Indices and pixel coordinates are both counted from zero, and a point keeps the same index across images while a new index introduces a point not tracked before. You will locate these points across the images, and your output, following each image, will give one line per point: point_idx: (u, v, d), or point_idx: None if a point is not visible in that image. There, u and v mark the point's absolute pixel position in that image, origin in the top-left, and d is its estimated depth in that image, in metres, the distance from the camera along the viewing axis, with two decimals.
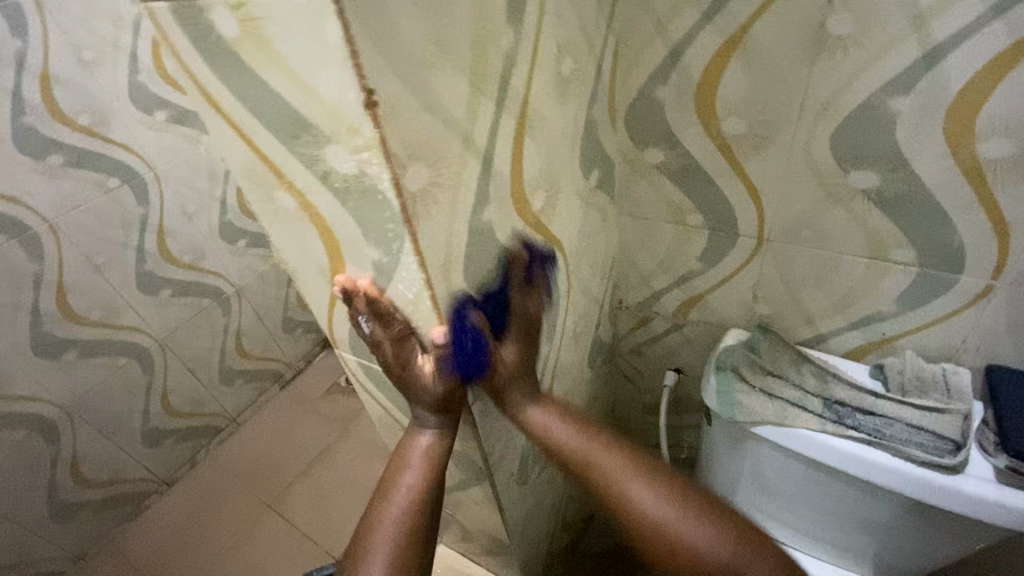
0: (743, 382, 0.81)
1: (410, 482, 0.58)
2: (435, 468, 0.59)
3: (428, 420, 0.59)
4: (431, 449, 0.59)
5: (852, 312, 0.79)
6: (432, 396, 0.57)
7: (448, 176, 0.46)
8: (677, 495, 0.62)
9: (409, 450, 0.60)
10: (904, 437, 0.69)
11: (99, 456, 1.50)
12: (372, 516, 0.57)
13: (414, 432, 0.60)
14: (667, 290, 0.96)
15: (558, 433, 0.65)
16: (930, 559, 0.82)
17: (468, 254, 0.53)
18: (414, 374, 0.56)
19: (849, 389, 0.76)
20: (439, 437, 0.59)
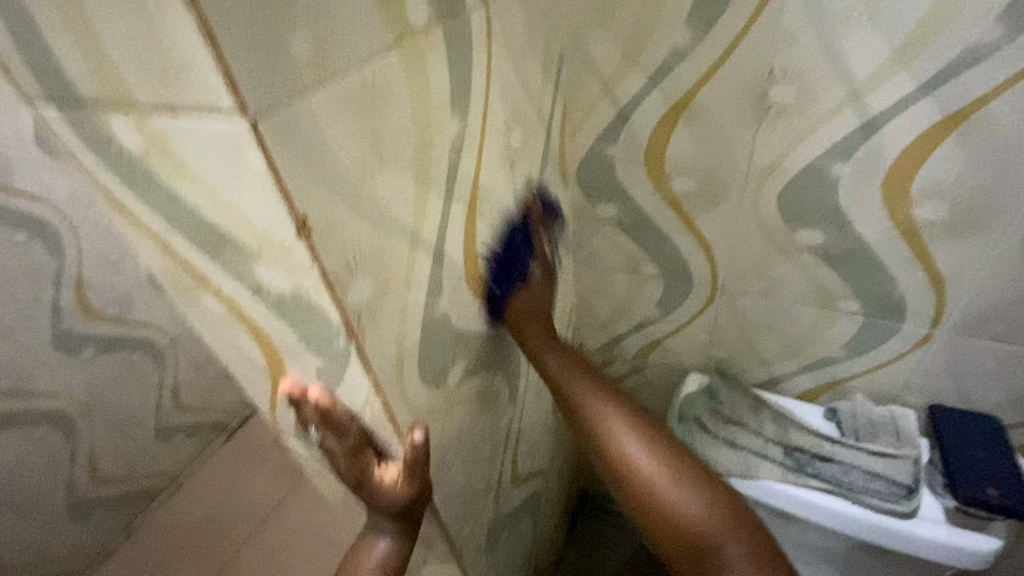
0: (705, 432, 0.81)
1: None
2: None
3: (385, 527, 0.55)
4: (386, 558, 0.55)
5: (803, 356, 0.81)
6: (390, 504, 0.52)
7: (395, 281, 0.43)
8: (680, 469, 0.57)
9: (364, 555, 0.56)
10: (860, 484, 0.71)
11: (14, 539, 1.34)
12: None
13: (370, 536, 0.56)
14: (626, 335, 0.96)
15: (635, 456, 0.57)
16: None
17: (421, 350, 0.49)
18: (370, 482, 0.52)
19: (807, 435, 0.77)
20: (397, 544, 0.55)
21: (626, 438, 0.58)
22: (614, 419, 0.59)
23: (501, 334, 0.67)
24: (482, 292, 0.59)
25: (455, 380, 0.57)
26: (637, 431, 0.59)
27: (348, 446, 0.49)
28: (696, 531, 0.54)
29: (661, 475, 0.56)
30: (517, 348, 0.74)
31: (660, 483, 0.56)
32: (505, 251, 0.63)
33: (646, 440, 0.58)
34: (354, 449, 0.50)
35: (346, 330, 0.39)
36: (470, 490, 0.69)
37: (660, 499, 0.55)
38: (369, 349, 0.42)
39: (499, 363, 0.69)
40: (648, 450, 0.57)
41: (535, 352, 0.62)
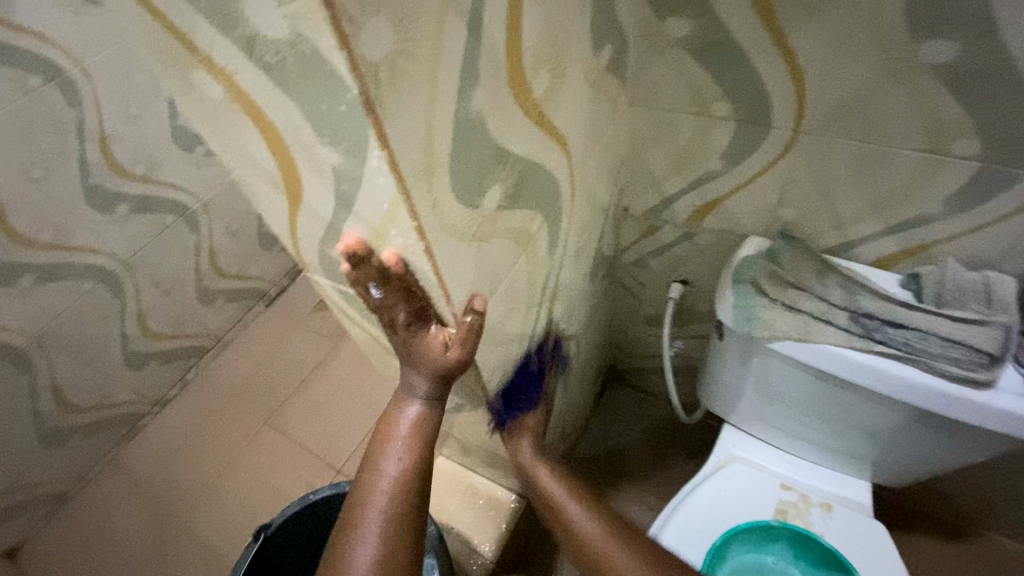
0: (761, 295, 0.74)
1: (398, 453, 0.58)
2: (424, 436, 0.59)
3: (418, 390, 0.57)
4: (419, 420, 0.58)
5: (891, 215, 0.71)
6: (434, 370, 0.55)
7: (423, 45, 0.34)
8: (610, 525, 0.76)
9: (396, 421, 0.59)
10: (937, 351, 0.64)
11: (80, 382, 1.45)
12: (354, 512, 0.56)
13: (404, 400, 0.59)
14: (679, 195, 0.86)
15: (547, 484, 0.82)
16: (934, 465, 0.81)
17: (455, 155, 0.42)
18: (419, 347, 0.53)
19: (879, 301, 0.69)
20: (431, 407, 0.59)
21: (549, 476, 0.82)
22: (548, 477, 0.83)
23: (544, 167, 0.58)
24: (527, 105, 0.49)
25: (494, 208, 0.51)
26: (607, 535, 0.75)
27: (410, 311, 0.51)
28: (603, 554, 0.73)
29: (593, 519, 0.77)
30: (560, 189, 0.65)
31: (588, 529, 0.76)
32: (555, 58, 0.52)
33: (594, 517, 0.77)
34: (415, 315, 0.52)
35: (361, 94, 0.31)
36: (502, 339, 0.65)
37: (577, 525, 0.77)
38: (392, 129, 0.34)
39: (540, 202, 0.61)
40: (596, 526, 0.76)
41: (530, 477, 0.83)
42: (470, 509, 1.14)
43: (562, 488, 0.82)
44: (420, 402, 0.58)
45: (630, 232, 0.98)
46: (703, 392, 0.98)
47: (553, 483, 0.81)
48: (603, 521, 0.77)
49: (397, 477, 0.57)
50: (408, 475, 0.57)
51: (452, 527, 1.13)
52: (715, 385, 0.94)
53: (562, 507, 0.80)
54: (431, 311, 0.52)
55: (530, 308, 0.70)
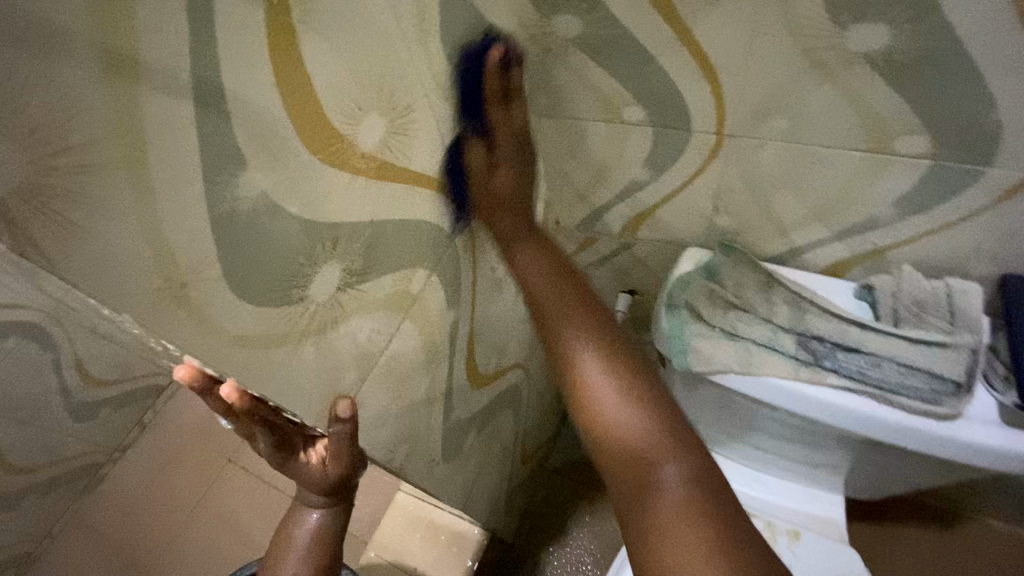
0: (698, 322, 0.65)
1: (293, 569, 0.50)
2: (327, 547, 0.51)
3: (312, 500, 0.50)
4: (319, 533, 0.51)
5: (836, 221, 0.62)
6: (319, 485, 0.48)
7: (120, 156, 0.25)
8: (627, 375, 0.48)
9: (293, 531, 0.51)
10: (893, 380, 0.55)
11: (24, 444, 1.31)
12: None
13: (300, 511, 0.51)
14: (610, 207, 0.76)
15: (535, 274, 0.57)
16: (907, 480, 0.74)
17: (245, 258, 0.33)
18: (296, 471, 0.47)
19: (828, 321, 0.60)
20: (330, 515, 0.51)
21: (583, 347, 0.50)
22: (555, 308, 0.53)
23: (412, 222, 0.49)
24: (359, 163, 0.40)
25: (337, 292, 0.42)
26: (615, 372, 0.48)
27: (272, 441, 0.44)
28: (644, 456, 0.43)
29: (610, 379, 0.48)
30: (448, 234, 0.56)
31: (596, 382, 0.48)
32: (394, 96, 0.42)
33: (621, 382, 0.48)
34: (279, 443, 0.44)
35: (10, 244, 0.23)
36: (399, 412, 0.57)
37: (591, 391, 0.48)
38: (101, 274, 0.26)
39: (418, 258, 0.51)
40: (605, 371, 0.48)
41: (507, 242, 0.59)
42: (432, 546, 1.08)
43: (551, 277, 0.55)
44: (318, 513, 0.51)
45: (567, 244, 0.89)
46: None
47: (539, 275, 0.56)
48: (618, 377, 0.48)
49: None
50: None
51: (413, 568, 1.07)
52: None
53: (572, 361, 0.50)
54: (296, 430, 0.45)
55: (435, 366, 0.61)
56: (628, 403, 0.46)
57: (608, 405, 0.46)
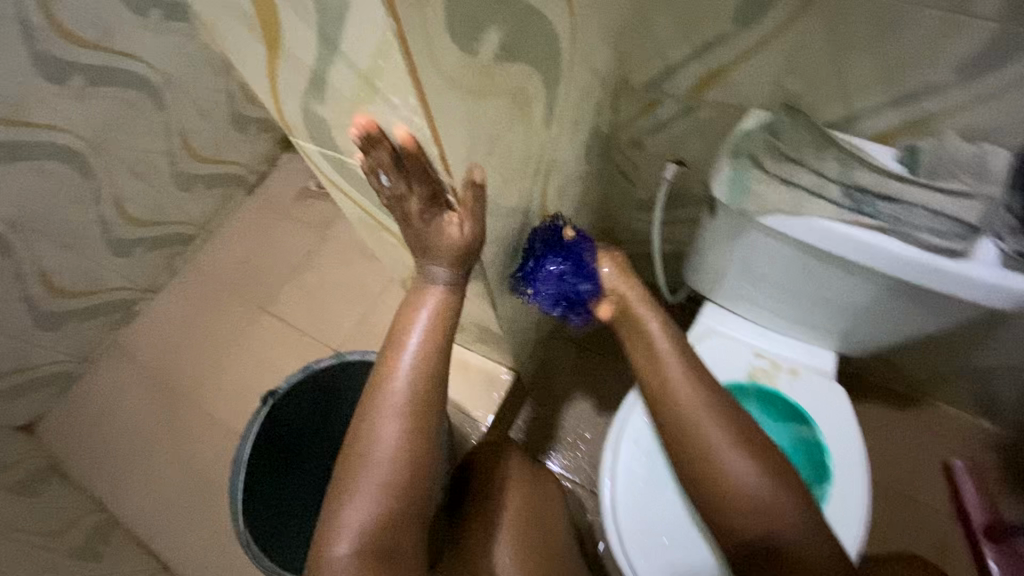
0: (757, 170, 0.73)
1: (415, 342, 0.62)
2: (442, 325, 0.62)
3: (437, 271, 0.59)
4: (438, 308, 0.61)
5: (898, 85, 0.69)
6: (449, 251, 0.57)
7: None
8: (758, 452, 0.72)
9: (416, 306, 0.62)
10: (920, 223, 0.65)
11: (70, 268, 1.37)
12: (379, 388, 0.62)
13: (423, 290, 0.61)
14: (684, 64, 0.81)
15: (673, 372, 0.76)
16: (893, 334, 0.88)
17: None
18: (433, 232, 0.56)
19: (873, 174, 0.69)
20: (447, 295, 0.61)
21: (724, 441, 0.72)
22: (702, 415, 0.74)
23: (545, 18, 0.53)
24: None
25: (495, 58, 0.48)
26: (756, 459, 0.72)
27: (424, 196, 0.52)
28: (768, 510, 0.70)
29: (748, 464, 0.71)
30: (560, 49, 0.61)
31: (735, 466, 0.71)
32: None
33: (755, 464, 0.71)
34: (427, 202, 0.53)
35: None
36: (496, 210, 0.66)
37: (731, 479, 0.71)
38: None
39: (539, 62, 0.57)
40: (742, 461, 0.71)
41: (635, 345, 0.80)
42: (462, 380, 1.22)
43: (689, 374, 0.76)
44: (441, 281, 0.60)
45: (628, 107, 0.94)
46: (688, 272, 1.01)
47: (674, 368, 0.76)
48: (756, 463, 0.71)
49: (414, 360, 0.61)
50: (425, 360, 0.61)
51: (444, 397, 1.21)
52: (698, 265, 0.97)
53: (713, 453, 0.72)
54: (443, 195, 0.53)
55: (524, 179, 0.69)
56: (741, 459, 0.71)
57: (741, 484, 0.71)
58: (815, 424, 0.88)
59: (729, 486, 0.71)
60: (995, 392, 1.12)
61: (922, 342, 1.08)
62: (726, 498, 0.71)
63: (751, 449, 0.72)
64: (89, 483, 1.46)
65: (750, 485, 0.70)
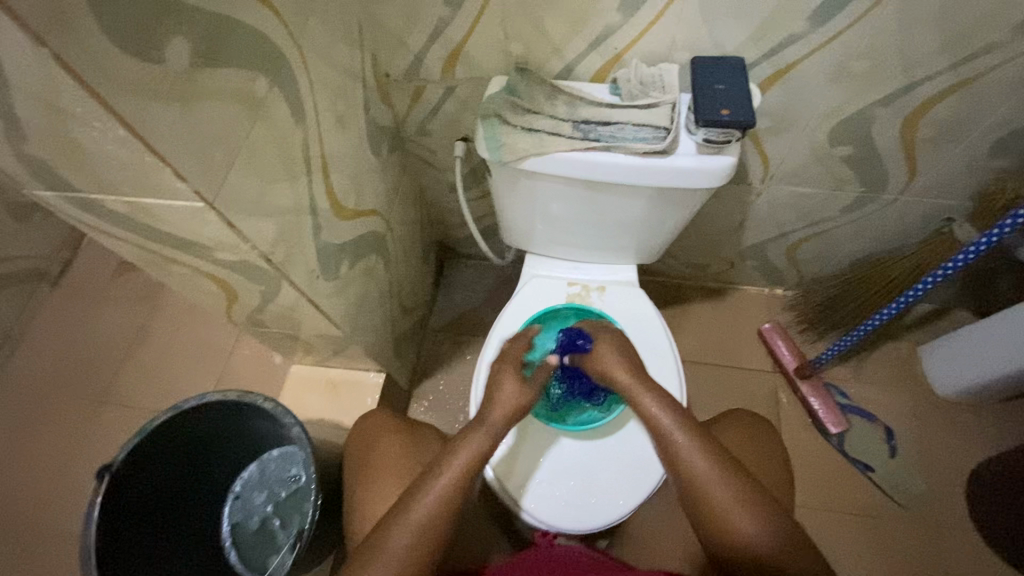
0: (505, 125, 0.84)
1: (454, 469, 0.74)
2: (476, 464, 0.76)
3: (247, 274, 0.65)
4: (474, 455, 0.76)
5: (588, 32, 0.84)
6: None
7: None
8: (746, 490, 0.70)
9: (456, 458, 0.76)
10: (630, 136, 0.80)
11: None
12: (415, 493, 0.72)
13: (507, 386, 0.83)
14: (427, 49, 0.91)
15: (666, 423, 0.77)
16: (668, 235, 1.05)
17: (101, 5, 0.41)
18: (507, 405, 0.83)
19: (591, 107, 0.84)
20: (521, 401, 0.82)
21: (711, 477, 0.72)
22: (690, 449, 0.74)
23: (245, 22, 0.58)
24: None
25: (193, 65, 0.51)
26: (746, 499, 0.69)
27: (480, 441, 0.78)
28: (763, 552, 0.65)
29: (740, 503, 0.69)
30: (283, 52, 0.66)
31: (728, 505, 0.69)
32: None
33: (746, 504, 0.69)
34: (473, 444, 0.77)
35: None
36: (272, 212, 0.69)
37: (725, 518, 0.69)
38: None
39: (259, 64, 0.61)
40: (736, 497, 0.70)
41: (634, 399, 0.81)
42: (333, 397, 1.22)
43: (681, 425, 0.77)
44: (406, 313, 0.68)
45: (399, 99, 1.02)
46: (502, 233, 1.11)
47: (668, 422, 0.77)
48: (751, 505, 0.69)
49: (451, 476, 0.73)
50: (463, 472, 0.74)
51: (318, 418, 1.21)
52: (506, 223, 1.08)
53: (700, 486, 0.72)
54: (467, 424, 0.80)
55: (297, 179, 0.73)
56: (738, 497, 0.69)
57: (738, 524, 0.68)
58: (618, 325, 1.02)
59: (725, 527, 0.69)
60: (773, 264, 1.38)
61: (706, 239, 1.30)
62: (723, 535, 0.69)
63: (743, 484, 0.71)
64: None
65: (745, 522, 0.68)
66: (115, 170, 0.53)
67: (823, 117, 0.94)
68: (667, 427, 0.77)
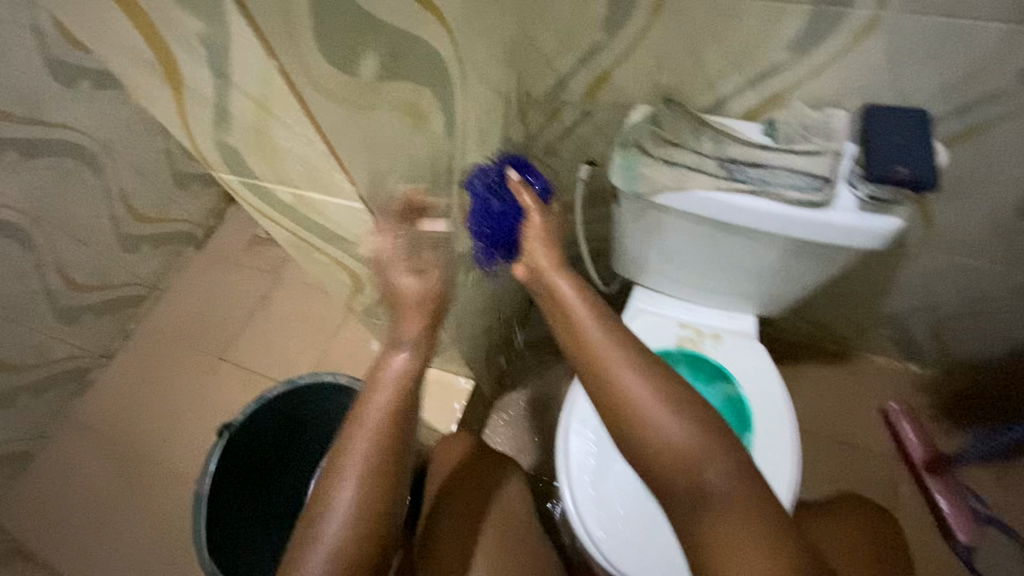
0: (644, 155, 0.82)
1: (373, 423, 0.59)
2: (398, 407, 0.60)
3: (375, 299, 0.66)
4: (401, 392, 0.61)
5: (750, 69, 0.79)
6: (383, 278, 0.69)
7: None
8: (741, 480, 0.55)
9: (370, 404, 0.60)
10: (783, 181, 0.75)
11: (16, 342, 1.38)
12: (335, 465, 0.57)
13: (393, 353, 0.64)
14: (573, 73, 0.91)
15: (631, 388, 0.59)
16: (800, 290, 0.97)
17: (322, 24, 0.45)
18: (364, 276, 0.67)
19: (741, 146, 0.79)
20: (412, 362, 0.64)
21: (696, 462, 0.56)
22: (661, 423, 0.57)
23: (425, 39, 0.61)
24: None
25: (379, 79, 0.54)
26: (739, 495, 0.54)
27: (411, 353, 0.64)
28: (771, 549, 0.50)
29: (733, 493, 0.54)
30: (448, 67, 0.69)
31: (718, 496, 0.54)
32: None
33: (744, 500, 0.54)
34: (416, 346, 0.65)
35: None
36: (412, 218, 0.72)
37: (712, 510, 0.53)
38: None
39: (427, 78, 0.64)
40: (726, 486, 0.54)
41: (592, 358, 0.63)
42: (423, 394, 1.26)
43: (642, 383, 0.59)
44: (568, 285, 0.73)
45: (535, 118, 1.03)
46: (614, 260, 1.09)
47: (628, 382, 0.60)
48: (748, 501, 0.54)
49: (373, 433, 0.58)
50: (386, 431, 0.58)
51: None
52: (621, 252, 1.05)
53: (680, 469, 0.56)
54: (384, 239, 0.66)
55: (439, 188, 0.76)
56: (727, 489, 0.54)
57: (731, 520, 0.52)
58: (735, 382, 0.94)
59: (708, 525, 0.53)
60: (912, 335, 1.23)
61: (837, 298, 1.19)
62: (709, 535, 0.53)
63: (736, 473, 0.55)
64: (54, 560, 1.41)
65: (735, 520, 0.52)
66: (296, 167, 0.58)
67: (1015, 184, 0.82)
68: (628, 389, 0.59)
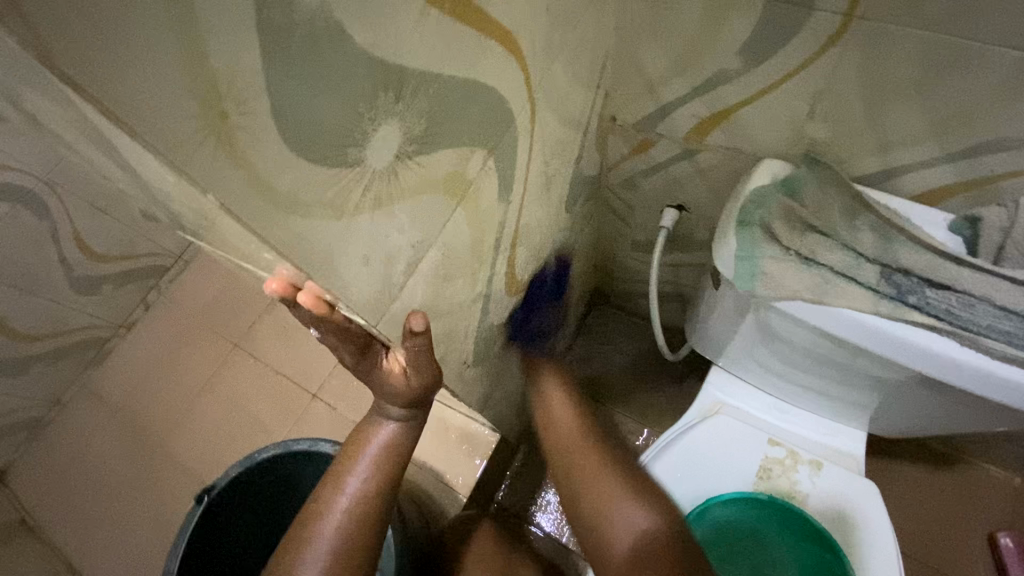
0: (771, 242, 0.59)
1: (354, 487, 0.55)
2: (390, 466, 0.57)
3: (391, 413, 0.56)
4: (389, 447, 0.57)
5: (951, 139, 0.54)
6: (402, 393, 0.53)
7: None
8: None
9: (356, 454, 0.56)
10: (983, 321, 0.52)
11: (29, 312, 1.28)
12: (311, 520, 0.54)
13: (378, 421, 0.57)
14: (681, 104, 0.67)
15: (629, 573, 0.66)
16: (936, 423, 0.73)
17: (296, 108, 0.26)
18: (378, 375, 0.51)
19: (920, 253, 0.55)
20: (404, 430, 0.57)
21: None
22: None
23: (479, 83, 0.40)
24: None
25: (402, 161, 0.35)
26: None
27: (352, 350, 0.47)
28: None
29: None
30: (512, 112, 0.47)
31: None
32: None
33: None
34: (360, 351, 0.47)
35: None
36: (440, 313, 0.52)
37: None
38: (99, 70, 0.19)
39: (480, 135, 0.43)
40: None
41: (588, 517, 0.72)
42: (442, 442, 1.09)
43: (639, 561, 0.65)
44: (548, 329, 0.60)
45: (617, 147, 0.80)
46: (689, 334, 0.86)
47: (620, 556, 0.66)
48: None
49: (356, 498, 0.55)
50: (369, 499, 0.55)
51: (421, 459, 1.08)
52: (701, 332, 0.82)
53: None
54: (375, 342, 0.47)
55: (480, 265, 0.56)
56: None
57: None
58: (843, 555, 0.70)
59: None
60: None
61: None
62: None
63: None
64: (57, 535, 1.38)
65: None
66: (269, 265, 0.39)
67: None
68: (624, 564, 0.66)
